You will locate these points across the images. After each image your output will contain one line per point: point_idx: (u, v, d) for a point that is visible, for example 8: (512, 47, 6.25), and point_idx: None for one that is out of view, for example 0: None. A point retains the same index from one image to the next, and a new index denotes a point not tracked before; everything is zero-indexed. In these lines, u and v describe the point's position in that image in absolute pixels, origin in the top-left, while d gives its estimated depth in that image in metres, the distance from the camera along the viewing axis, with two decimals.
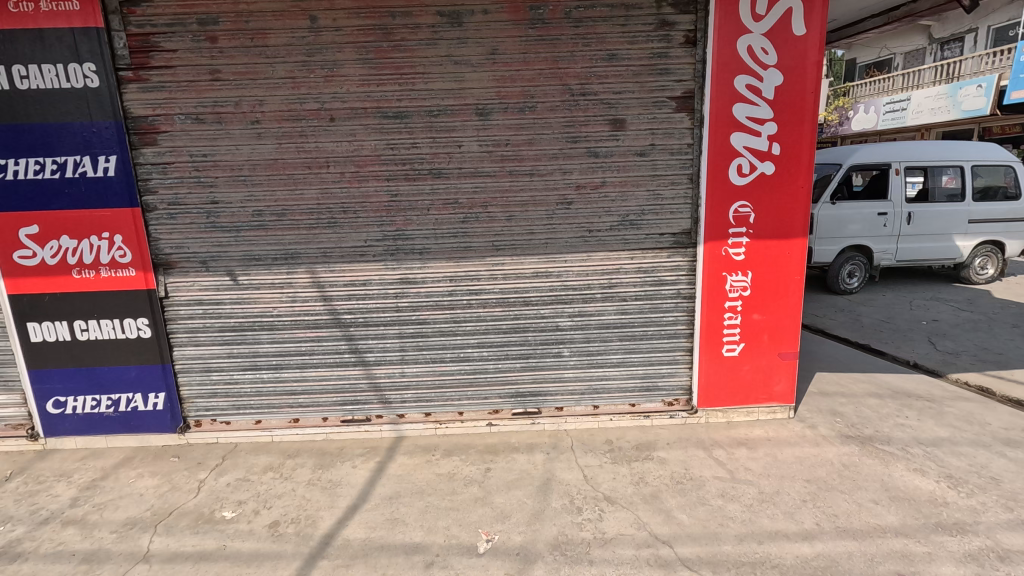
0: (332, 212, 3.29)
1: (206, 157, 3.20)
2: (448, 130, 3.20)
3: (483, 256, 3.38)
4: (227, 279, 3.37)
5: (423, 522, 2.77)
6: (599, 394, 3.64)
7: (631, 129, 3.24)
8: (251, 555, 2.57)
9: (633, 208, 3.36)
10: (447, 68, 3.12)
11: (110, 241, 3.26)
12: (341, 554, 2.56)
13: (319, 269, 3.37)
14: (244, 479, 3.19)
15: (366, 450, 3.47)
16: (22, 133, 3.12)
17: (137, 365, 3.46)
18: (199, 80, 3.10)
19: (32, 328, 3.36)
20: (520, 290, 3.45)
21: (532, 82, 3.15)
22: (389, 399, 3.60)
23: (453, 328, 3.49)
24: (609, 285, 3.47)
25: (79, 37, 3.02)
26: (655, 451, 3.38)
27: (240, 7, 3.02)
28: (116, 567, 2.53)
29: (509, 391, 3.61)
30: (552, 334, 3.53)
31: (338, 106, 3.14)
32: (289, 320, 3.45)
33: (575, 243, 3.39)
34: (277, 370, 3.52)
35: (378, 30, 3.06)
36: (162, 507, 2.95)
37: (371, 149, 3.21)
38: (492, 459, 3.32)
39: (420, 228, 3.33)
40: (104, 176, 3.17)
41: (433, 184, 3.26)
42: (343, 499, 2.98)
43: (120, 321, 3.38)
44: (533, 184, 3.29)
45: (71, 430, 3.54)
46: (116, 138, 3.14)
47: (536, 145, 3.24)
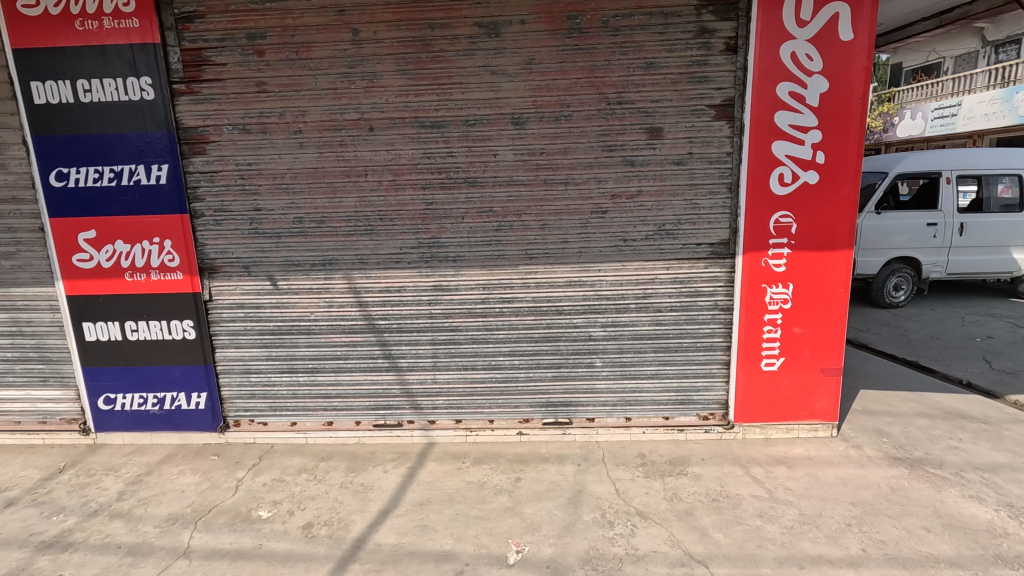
0: (369, 219, 3.35)
1: (251, 166, 3.31)
2: (484, 139, 3.22)
3: (517, 265, 3.38)
4: (268, 284, 3.47)
5: (452, 530, 2.77)
6: (631, 406, 3.58)
7: (668, 138, 3.19)
8: (285, 555, 2.62)
9: (669, 217, 3.30)
10: (484, 78, 3.15)
11: (160, 246, 3.41)
12: (371, 558, 2.58)
13: (355, 275, 3.44)
14: (280, 480, 3.26)
15: (398, 455, 3.50)
16: (84, 143, 3.30)
17: (182, 365, 3.59)
18: (247, 92, 3.22)
19: (87, 328, 3.54)
20: (553, 299, 3.43)
21: (569, 92, 3.15)
22: (421, 405, 3.62)
23: (485, 336, 3.50)
24: (644, 295, 3.41)
25: (137, 53, 3.19)
26: (689, 466, 3.29)
27: (287, 22, 3.13)
28: (158, 561, 2.62)
29: (539, 401, 3.59)
30: (584, 344, 3.50)
31: (377, 115, 3.21)
32: (326, 324, 3.52)
33: (609, 253, 3.36)
34: (312, 374, 3.60)
35: (417, 42, 3.12)
36: (202, 504, 3.04)
37: (408, 158, 3.26)
38: (522, 469, 3.30)
39: (454, 236, 3.36)
40: (156, 184, 3.32)
41: (468, 192, 3.29)
42: (374, 503, 3.01)
43: (167, 322, 3.52)
44: (567, 192, 3.28)
45: (119, 425, 3.70)
46: (168, 148, 3.29)
47: (571, 154, 3.23)
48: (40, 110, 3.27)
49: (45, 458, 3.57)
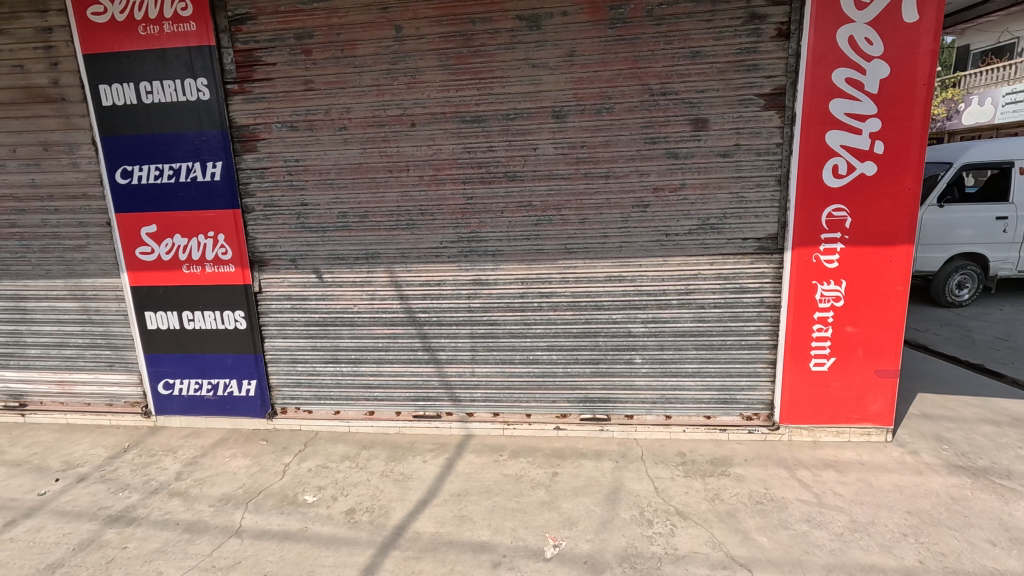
0: (410, 213, 3.41)
1: (299, 162, 3.42)
2: (524, 133, 3.21)
3: (556, 259, 3.37)
4: (313, 277, 3.59)
5: (490, 521, 2.80)
6: (672, 403, 3.51)
7: (714, 129, 3.09)
8: (329, 539, 2.72)
9: (714, 210, 3.20)
10: (525, 71, 3.13)
11: (215, 240, 3.58)
12: (411, 546, 2.64)
13: (396, 268, 3.51)
14: (324, 466, 3.38)
15: (436, 446, 3.57)
16: (145, 142, 3.49)
17: (234, 354, 3.76)
18: (295, 91, 3.32)
19: (148, 316, 3.76)
20: (592, 294, 3.40)
21: (611, 83, 3.10)
22: (459, 397, 3.67)
23: (523, 330, 3.50)
24: (686, 291, 3.33)
25: (194, 55, 3.34)
26: (731, 467, 3.20)
27: (333, 21, 3.20)
28: (213, 538, 2.76)
29: (577, 396, 3.58)
30: (624, 340, 3.45)
31: (419, 111, 3.25)
32: (368, 316, 3.61)
33: (651, 247, 3.30)
34: (355, 364, 3.70)
35: (459, 37, 3.13)
36: (252, 486, 3.19)
37: (448, 153, 3.29)
38: (559, 464, 3.30)
39: (493, 230, 3.37)
40: (210, 180, 3.48)
41: (507, 187, 3.29)
42: (414, 492, 3.07)
43: (220, 313, 3.69)
44: (608, 186, 3.24)
45: (177, 409, 3.91)
46: (222, 146, 3.43)
47: (612, 147, 3.18)
48: (108, 112, 3.48)
49: (111, 438, 3.82)
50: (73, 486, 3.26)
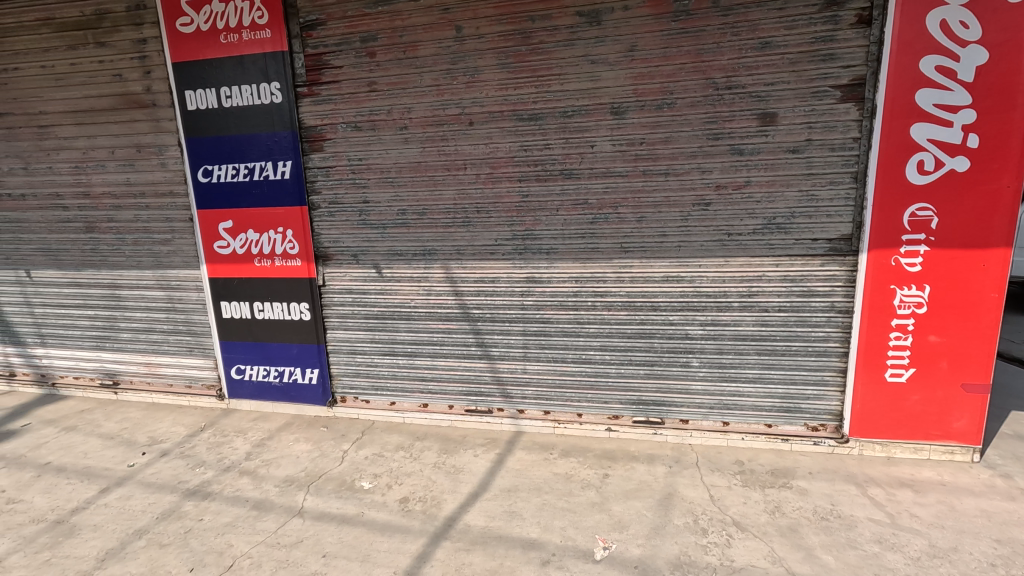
0: (467, 211, 3.46)
1: (361, 161, 3.55)
2: (582, 130, 3.18)
3: (611, 258, 3.32)
4: (373, 272, 3.72)
5: (539, 519, 2.81)
6: (730, 410, 3.38)
7: (783, 123, 2.94)
8: (383, 525, 2.82)
9: (781, 209, 3.05)
10: (584, 68, 3.10)
11: (283, 236, 3.78)
12: (461, 538, 2.70)
13: (452, 265, 3.57)
14: (380, 454, 3.50)
15: (487, 441, 3.61)
16: (224, 144, 3.74)
17: (299, 343, 3.96)
18: (359, 92, 3.45)
19: (224, 306, 4.03)
20: (648, 294, 3.33)
21: (672, 78, 3.01)
22: (510, 394, 3.69)
23: (576, 329, 3.48)
24: (749, 294, 3.19)
25: (268, 60, 3.53)
26: (794, 480, 3.04)
27: (396, 23, 3.30)
28: (278, 517, 2.93)
29: (630, 398, 3.51)
30: (680, 343, 3.35)
31: (478, 110, 3.29)
32: (424, 311, 3.70)
33: (711, 248, 3.18)
34: (411, 357, 3.81)
35: (518, 35, 3.14)
36: (314, 469, 3.36)
37: (505, 151, 3.31)
38: (611, 466, 3.25)
39: (548, 228, 3.36)
40: (281, 179, 3.68)
41: (563, 184, 3.28)
42: (465, 486, 3.13)
43: (287, 304, 3.90)
44: (667, 184, 3.15)
45: (248, 393, 4.18)
46: (292, 146, 3.62)
47: (673, 144, 3.09)
48: (193, 115, 3.75)
49: (190, 418, 4.13)
50: (157, 460, 3.55)
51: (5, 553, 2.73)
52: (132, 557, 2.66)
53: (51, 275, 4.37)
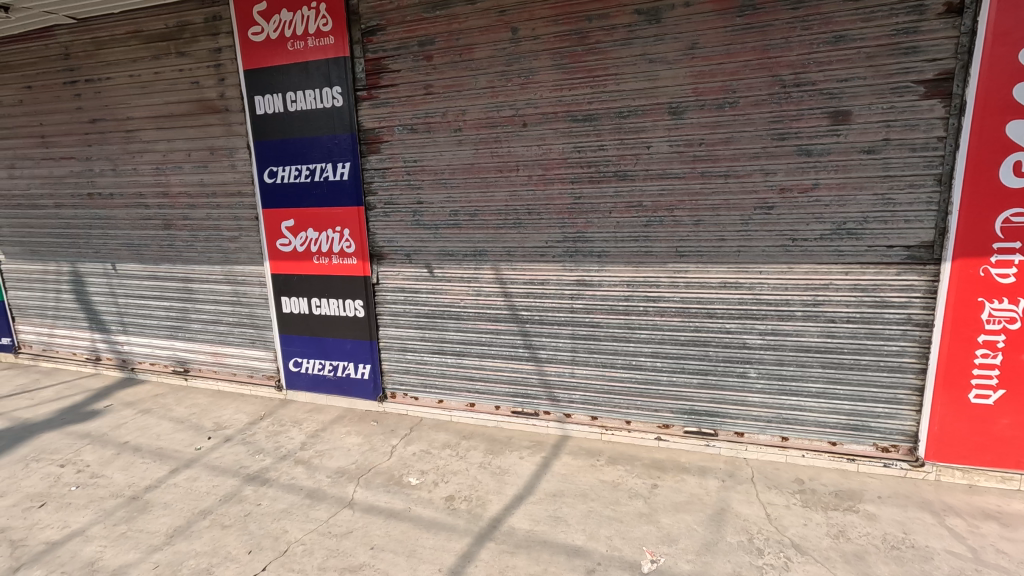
0: (518, 213, 3.46)
1: (417, 162, 3.62)
2: (638, 131, 3.11)
3: (665, 262, 3.22)
4: (425, 271, 3.79)
5: (585, 526, 2.76)
6: (789, 425, 3.20)
7: (857, 122, 2.75)
8: (429, 522, 2.86)
9: (852, 214, 2.86)
10: (641, 67, 3.03)
11: (341, 235, 3.92)
12: (506, 540, 2.69)
13: (502, 266, 3.58)
14: (427, 451, 3.56)
15: (533, 444, 3.59)
16: (289, 146, 3.92)
17: (352, 339, 4.09)
18: (416, 95, 3.52)
19: (284, 301, 4.22)
20: (703, 300, 3.21)
21: (735, 76, 2.89)
22: (558, 397, 3.66)
23: (627, 334, 3.40)
24: (814, 303, 3.01)
25: (331, 66, 3.67)
26: (860, 503, 2.85)
27: (453, 27, 3.34)
28: (329, 507, 3.03)
29: (682, 407, 3.39)
30: (737, 352, 3.21)
31: (531, 111, 3.28)
32: (473, 311, 3.73)
33: (774, 253, 3.03)
34: (459, 357, 3.84)
35: (574, 35, 3.11)
36: (364, 463, 3.45)
37: (558, 153, 3.28)
38: (659, 476, 3.15)
39: (600, 230, 3.31)
40: (340, 180, 3.82)
41: (617, 186, 3.21)
42: (510, 487, 3.12)
43: (343, 301, 4.04)
44: (727, 186, 3.02)
45: (304, 385, 4.35)
46: (351, 148, 3.74)
47: (734, 144, 2.96)
48: (262, 120, 3.95)
49: (251, 406, 4.35)
50: (221, 445, 3.76)
51: (88, 524, 2.96)
52: (197, 535, 2.83)
53: (133, 268, 4.73)
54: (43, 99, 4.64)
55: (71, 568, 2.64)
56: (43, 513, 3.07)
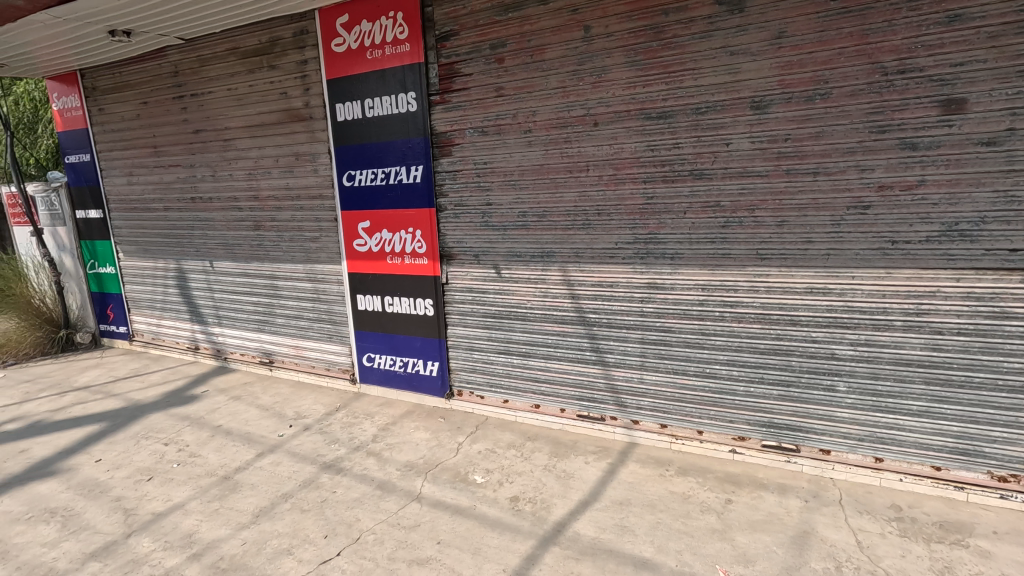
0: (587, 213, 3.41)
1: (487, 164, 3.67)
2: (716, 128, 2.96)
3: (744, 266, 3.05)
4: (493, 272, 3.82)
5: (653, 538, 2.67)
6: (884, 445, 2.92)
7: (975, 111, 2.46)
8: (494, 521, 2.88)
9: (966, 213, 2.56)
10: (721, 60, 2.88)
11: (413, 236, 4.05)
12: (571, 546, 2.65)
13: (570, 268, 3.54)
14: (492, 450, 3.59)
15: (599, 449, 3.52)
16: (366, 150, 4.10)
17: (422, 337, 4.21)
18: (487, 97, 3.56)
19: (359, 299, 4.42)
20: (786, 306, 3.00)
21: (828, 65, 2.67)
22: (625, 403, 3.56)
23: (700, 341, 3.24)
24: (916, 312, 2.73)
25: (406, 72, 3.80)
26: (970, 537, 2.54)
27: (525, 28, 3.35)
28: (399, 499, 3.13)
29: (760, 420, 3.18)
30: (824, 363, 2.97)
31: (603, 110, 3.22)
32: (540, 313, 3.71)
33: (870, 257, 2.77)
34: (525, 357, 3.84)
35: (649, 30, 3.01)
36: (432, 458, 3.54)
37: (630, 152, 3.20)
38: (734, 491, 2.99)
39: (673, 232, 3.19)
40: (413, 182, 3.94)
41: (693, 186, 3.08)
42: (575, 492, 3.08)
43: (414, 299, 4.17)
44: (816, 185, 2.81)
45: (376, 379, 4.54)
46: (424, 152, 3.85)
47: (825, 139, 2.74)
48: (342, 126, 4.16)
49: (328, 398, 4.60)
50: (301, 433, 4.00)
51: (187, 499, 3.25)
52: (280, 517, 3.02)
53: (227, 266, 5.14)
54: (155, 113, 5.16)
55: (173, 538, 2.90)
56: (150, 486, 3.41)
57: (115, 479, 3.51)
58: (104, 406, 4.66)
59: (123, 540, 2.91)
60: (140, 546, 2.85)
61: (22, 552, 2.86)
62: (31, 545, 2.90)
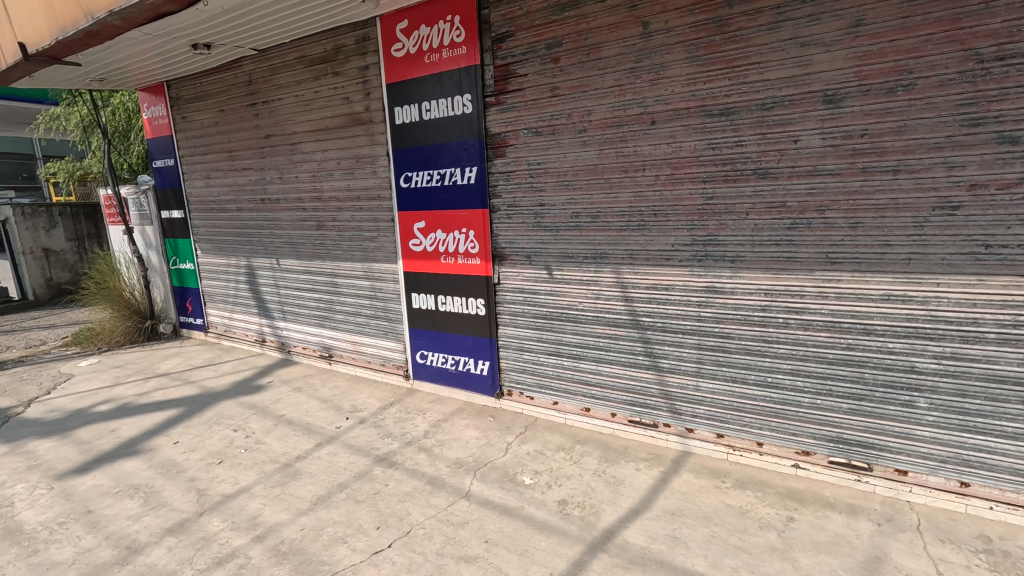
0: (643, 214, 3.32)
1: (540, 165, 3.66)
2: (784, 124, 2.80)
3: (812, 270, 2.87)
4: (544, 273, 3.80)
5: (706, 552, 2.56)
6: (971, 469, 2.66)
7: None
8: (542, 523, 2.86)
9: None
10: (791, 52, 2.72)
11: (466, 236, 4.11)
12: (620, 554, 2.59)
13: (624, 270, 3.46)
14: (541, 452, 3.58)
15: (651, 456, 3.43)
16: (423, 152, 4.19)
17: (473, 336, 4.26)
18: (542, 98, 3.55)
19: (414, 297, 4.53)
20: (859, 314, 2.79)
21: (913, 53, 2.47)
22: (679, 410, 3.44)
23: (762, 349, 3.08)
24: (1013, 324, 2.48)
25: (462, 75, 3.85)
26: None
27: (581, 27, 3.31)
28: (448, 495, 3.18)
29: (827, 434, 2.98)
30: (903, 377, 2.74)
31: (661, 108, 3.13)
32: (592, 315, 3.66)
33: (957, 262, 2.54)
34: (576, 360, 3.80)
35: (712, 24, 2.90)
36: (481, 457, 3.57)
37: (690, 151, 3.08)
38: (797, 509, 2.82)
39: (734, 233, 3.05)
40: (467, 183, 4.00)
41: (756, 186, 2.93)
42: (625, 499, 3.01)
43: (466, 299, 4.22)
44: (896, 183, 2.60)
45: (428, 376, 4.63)
46: (478, 153, 3.89)
47: (907, 135, 2.54)
48: (400, 129, 4.28)
49: (383, 392, 4.74)
50: (357, 426, 4.14)
51: (252, 483, 3.45)
52: (336, 506, 3.14)
53: (292, 263, 5.41)
54: (231, 120, 5.51)
55: (239, 519, 3.09)
56: (220, 469, 3.65)
57: (190, 461, 3.78)
58: (182, 392, 5.03)
59: (195, 518, 3.13)
60: (211, 524, 3.06)
61: (110, 522, 3.13)
62: (118, 517, 3.18)
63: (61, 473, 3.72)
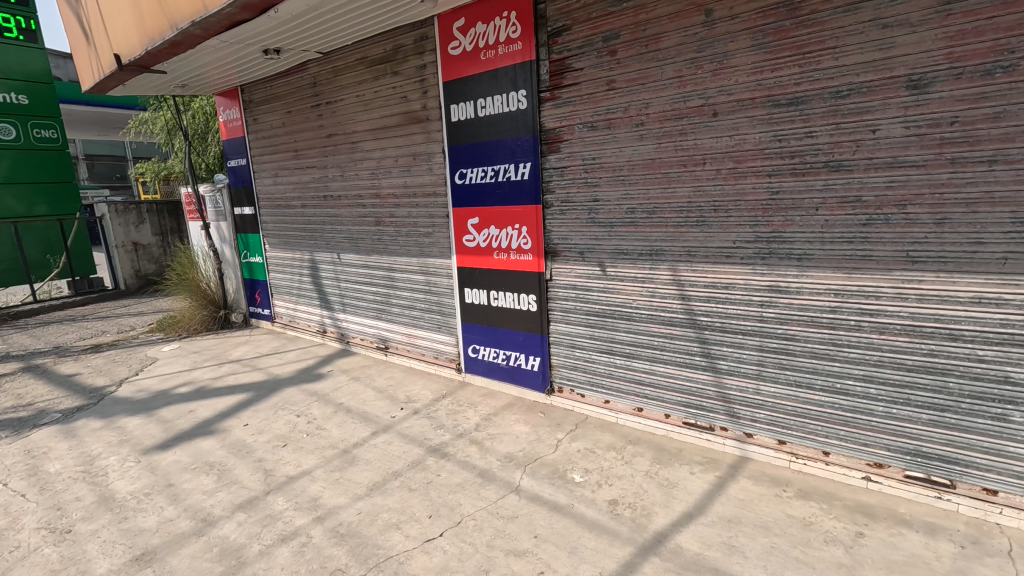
0: (703, 210, 3.20)
1: (595, 160, 3.60)
2: (861, 113, 2.61)
3: (889, 269, 2.66)
4: (597, 270, 3.76)
5: (766, 563, 2.45)
6: None
7: None
8: (592, 522, 2.84)
9: None
10: (870, 35, 2.53)
11: (519, 232, 4.12)
12: (673, 559, 2.53)
13: (681, 267, 3.36)
14: (592, 450, 3.54)
15: (706, 460, 3.32)
16: (478, 149, 4.23)
17: (524, 331, 4.28)
18: (598, 91, 3.49)
19: (467, 292, 4.60)
20: (944, 319, 2.57)
21: (1014, 31, 2.24)
22: (737, 414, 3.30)
23: (831, 352, 2.90)
24: None
25: (518, 71, 3.85)
26: None
27: (640, 17, 3.22)
28: (498, 488, 3.22)
29: (903, 447, 2.77)
30: (994, 388, 2.51)
31: (723, 99, 3.00)
32: (646, 313, 3.58)
33: None
34: (629, 359, 3.73)
35: (782, 8, 2.74)
36: (531, 452, 3.58)
37: (754, 143, 2.94)
38: (867, 524, 2.64)
39: (801, 230, 2.88)
40: (521, 179, 4.01)
41: (827, 179, 2.75)
42: (679, 503, 2.93)
43: (518, 295, 4.24)
44: (991, 175, 2.37)
45: (480, 370, 4.70)
46: (532, 148, 3.89)
47: (1005, 121, 2.31)
48: (455, 126, 4.35)
49: (436, 385, 4.85)
50: (411, 416, 4.26)
51: (314, 466, 3.63)
52: (391, 492, 3.25)
53: (352, 258, 5.63)
54: (297, 121, 5.79)
55: (302, 500, 3.26)
56: (285, 452, 3.87)
57: (258, 442, 4.03)
58: (251, 377, 5.37)
59: (262, 497, 3.33)
60: (276, 503, 3.25)
61: (189, 496, 3.40)
62: (195, 491, 3.44)
63: (146, 448, 4.07)
